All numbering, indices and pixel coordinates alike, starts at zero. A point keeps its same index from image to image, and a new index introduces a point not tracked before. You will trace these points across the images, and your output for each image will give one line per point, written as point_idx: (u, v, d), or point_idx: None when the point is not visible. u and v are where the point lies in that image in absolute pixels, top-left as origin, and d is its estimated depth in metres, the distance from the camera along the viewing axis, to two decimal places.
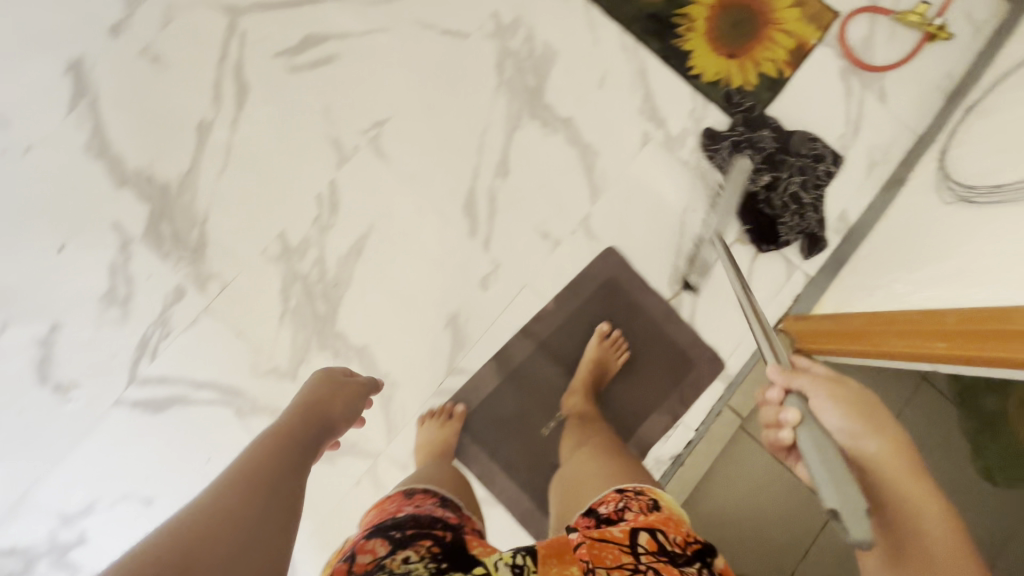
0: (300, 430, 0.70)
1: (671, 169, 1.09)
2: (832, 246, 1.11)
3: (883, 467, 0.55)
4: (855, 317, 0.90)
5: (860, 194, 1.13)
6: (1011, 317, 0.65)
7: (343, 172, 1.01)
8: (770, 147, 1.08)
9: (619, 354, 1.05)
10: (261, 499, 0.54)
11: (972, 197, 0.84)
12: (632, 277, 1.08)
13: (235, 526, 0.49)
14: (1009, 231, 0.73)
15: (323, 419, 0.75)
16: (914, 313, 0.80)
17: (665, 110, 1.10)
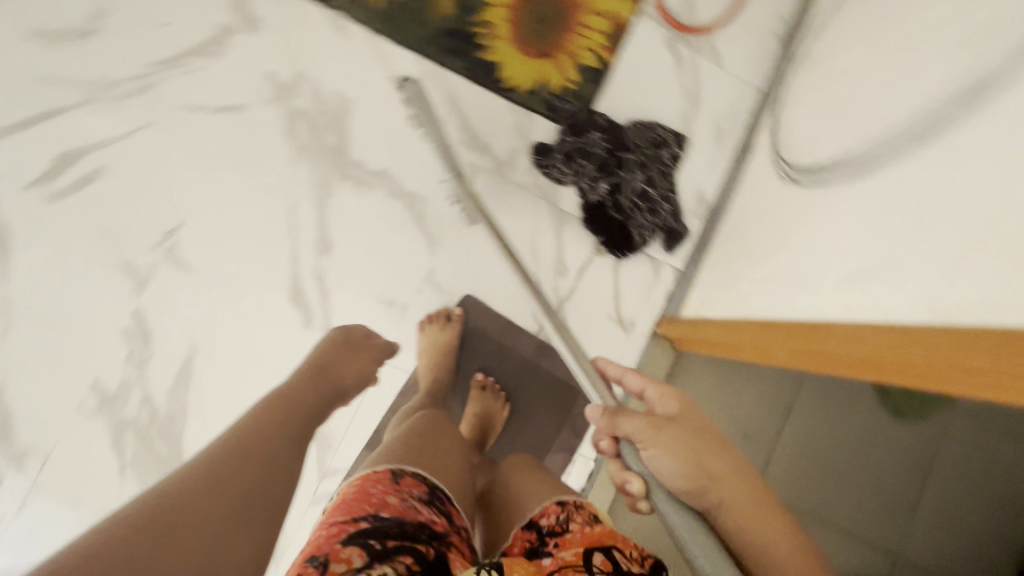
0: (304, 400, 0.75)
1: (509, 195, 1.02)
2: (696, 232, 1.05)
3: (721, 501, 0.53)
4: (711, 324, 0.86)
5: (714, 169, 1.06)
6: (834, 334, 0.60)
7: (145, 297, 0.91)
8: (602, 151, 1.01)
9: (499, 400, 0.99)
10: (258, 467, 0.58)
11: (801, 180, 0.79)
12: (494, 320, 1.01)
13: (235, 501, 0.53)
14: (830, 220, 0.68)
15: (329, 388, 0.81)
16: (755, 322, 0.76)
17: (487, 133, 1.01)
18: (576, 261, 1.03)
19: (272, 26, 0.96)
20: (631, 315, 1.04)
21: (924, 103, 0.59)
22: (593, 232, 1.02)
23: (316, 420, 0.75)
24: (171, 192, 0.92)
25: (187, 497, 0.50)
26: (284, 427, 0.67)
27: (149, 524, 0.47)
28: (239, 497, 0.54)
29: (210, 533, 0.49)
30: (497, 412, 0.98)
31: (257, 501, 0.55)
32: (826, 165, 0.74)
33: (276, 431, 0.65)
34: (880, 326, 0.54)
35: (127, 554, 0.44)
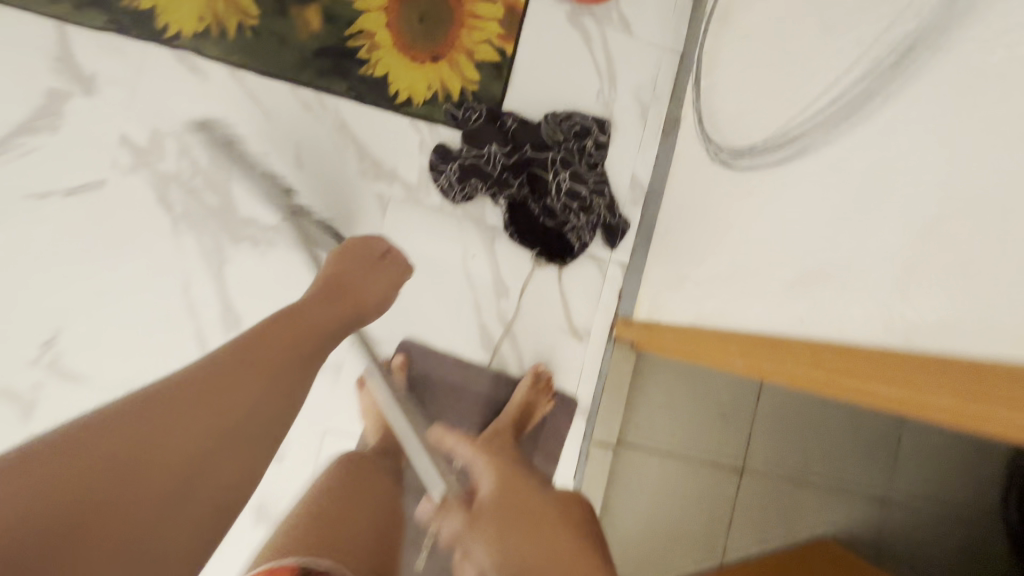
0: (303, 342, 0.72)
1: (428, 221, 0.92)
2: (637, 222, 0.97)
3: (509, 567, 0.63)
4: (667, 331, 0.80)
5: (644, 150, 0.98)
6: (785, 345, 0.55)
7: (36, 421, 0.79)
8: (518, 154, 0.92)
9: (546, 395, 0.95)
10: (251, 398, 0.63)
11: (731, 161, 0.72)
12: (438, 360, 0.93)
13: (222, 428, 0.60)
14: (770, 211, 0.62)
15: (351, 304, 0.80)
16: (713, 333, 0.68)
17: (389, 158, 0.91)
18: (516, 277, 0.95)
19: (112, 82, 0.82)
20: (585, 322, 0.97)
21: (853, 67, 0.52)
22: (520, 240, 0.94)
23: (309, 364, 0.72)
24: (37, 296, 0.80)
25: (152, 414, 0.56)
26: (289, 359, 0.69)
27: (130, 446, 0.54)
28: (201, 436, 0.58)
29: (159, 464, 0.54)
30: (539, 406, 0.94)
31: (231, 430, 0.61)
32: (756, 146, 0.66)
33: (281, 349, 0.69)
34: (835, 347, 0.48)
35: (72, 460, 0.51)
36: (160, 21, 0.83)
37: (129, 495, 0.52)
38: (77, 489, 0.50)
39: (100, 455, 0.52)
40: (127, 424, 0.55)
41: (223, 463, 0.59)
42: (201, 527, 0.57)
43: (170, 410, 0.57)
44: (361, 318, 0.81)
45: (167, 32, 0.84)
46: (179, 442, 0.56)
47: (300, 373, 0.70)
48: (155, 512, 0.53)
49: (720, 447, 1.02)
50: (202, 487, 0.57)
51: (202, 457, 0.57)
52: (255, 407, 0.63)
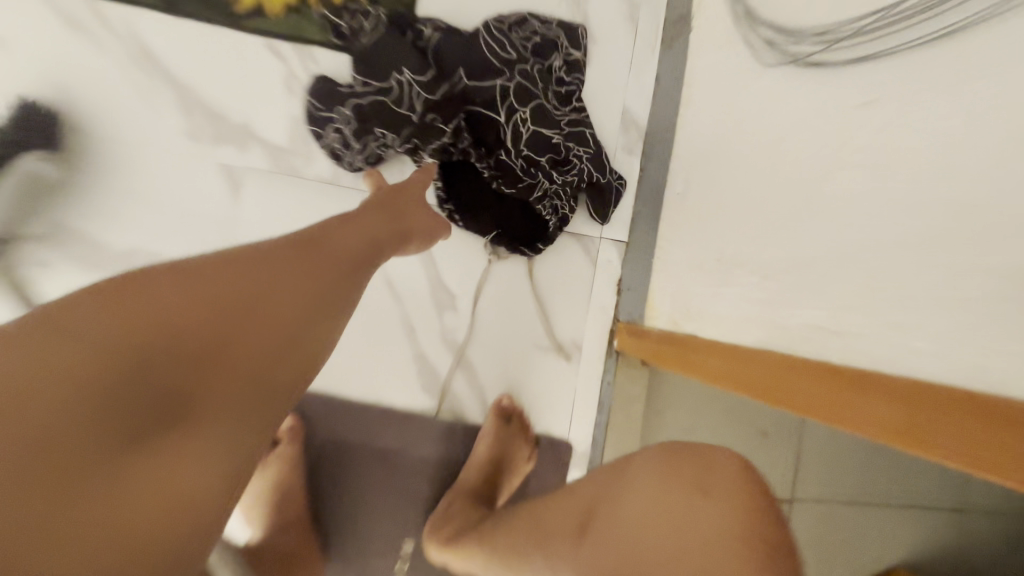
0: (335, 267, 0.45)
1: (311, 205, 0.58)
2: (637, 179, 0.65)
3: None
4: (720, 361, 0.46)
5: (637, 71, 0.65)
6: None
7: None
8: (452, 94, 0.56)
9: (519, 441, 0.64)
10: (309, 288, 0.42)
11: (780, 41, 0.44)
12: (348, 414, 0.62)
13: (284, 302, 0.40)
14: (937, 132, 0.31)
15: (400, 214, 0.53)
16: (784, 364, 0.39)
17: (236, 107, 0.56)
18: (463, 279, 0.63)
19: None
20: (571, 333, 0.66)
21: None
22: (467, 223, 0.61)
23: (344, 294, 0.45)
24: None
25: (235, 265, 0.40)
26: (327, 271, 0.44)
27: (194, 298, 0.36)
28: (308, 294, 0.42)
29: (271, 329, 0.38)
30: (508, 458, 0.63)
31: (321, 296, 0.43)
32: (868, 17, 0.34)
33: (317, 252, 0.44)
34: None
35: (135, 291, 0.35)
36: None
37: (205, 346, 0.35)
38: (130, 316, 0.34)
39: (157, 312, 0.34)
40: (185, 273, 0.38)
41: (319, 330, 0.42)
42: (238, 418, 0.35)
43: (240, 273, 0.39)
44: (379, 255, 0.50)
45: None
46: (223, 294, 0.37)
47: (362, 269, 0.47)
48: (229, 373, 0.35)
49: None
50: (244, 389, 0.36)
51: (274, 329, 0.39)
52: (300, 293, 0.41)
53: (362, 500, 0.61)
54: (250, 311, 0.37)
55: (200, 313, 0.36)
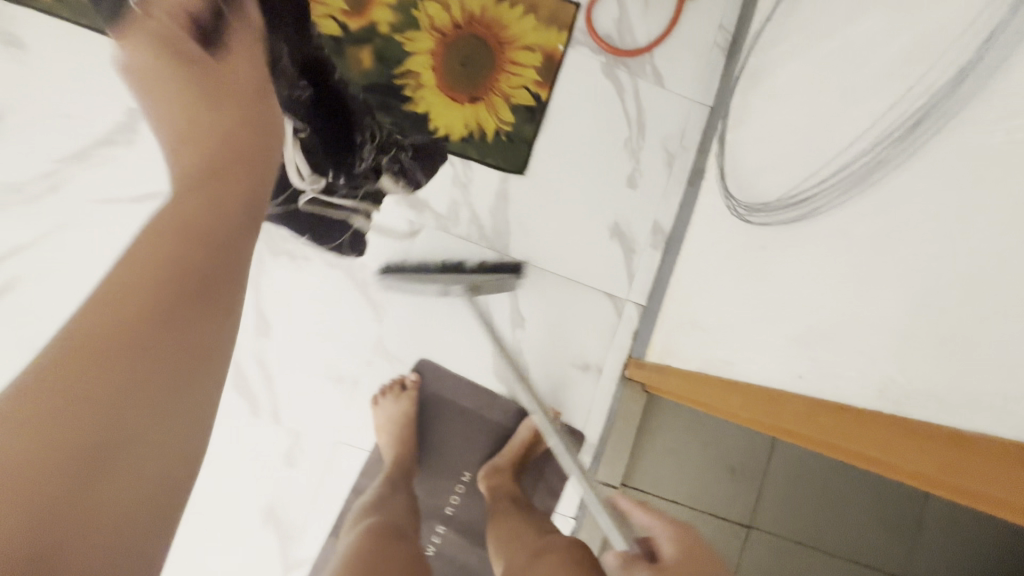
0: (218, 236, 0.71)
1: (454, 250, 0.96)
2: (654, 265, 0.99)
3: None
4: (676, 379, 0.79)
5: (666, 198, 1.00)
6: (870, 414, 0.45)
7: None
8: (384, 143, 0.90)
9: (552, 435, 0.95)
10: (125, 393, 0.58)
11: (747, 215, 0.74)
12: (454, 383, 0.96)
13: (145, 328, 0.61)
14: (791, 269, 0.62)
15: (249, 153, 0.74)
16: (715, 379, 0.70)
17: (423, 189, 0.96)
18: (532, 310, 0.98)
19: None
20: (597, 359, 0.98)
21: (866, 135, 0.54)
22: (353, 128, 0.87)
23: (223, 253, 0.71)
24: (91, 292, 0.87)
25: (117, 310, 0.60)
26: (171, 294, 0.64)
27: (93, 388, 0.56)
28: (162, 283, 0.64)
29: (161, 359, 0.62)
30: (541, 444, 0.95)
31: (127, 402, 0.58)
32: (773, 201, 0.68)
33: (202, 223, 0.69)
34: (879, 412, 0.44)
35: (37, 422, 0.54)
36: None
37: (104, 465, 0.56)
38: (63, 432, 0.54)
39: (69, 394, 0.55)
40: (48, 414, 0.54)
41: (221, 292, 0.70)
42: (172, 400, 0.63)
43: (119, 343, 0.59)
44: (254, 227, 0.76)
45: None
46: (117, 375, 0.58)
47: (226, 299, 0.71)
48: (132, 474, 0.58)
49: (725, 502, 0.99)
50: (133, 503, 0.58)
51: (173, 375, 0.63)
52: (159, 404, 0.61)
53: (449, 436, 0.95)
54: (122, 386, 0.58)
55: (60, 454, 0.54)
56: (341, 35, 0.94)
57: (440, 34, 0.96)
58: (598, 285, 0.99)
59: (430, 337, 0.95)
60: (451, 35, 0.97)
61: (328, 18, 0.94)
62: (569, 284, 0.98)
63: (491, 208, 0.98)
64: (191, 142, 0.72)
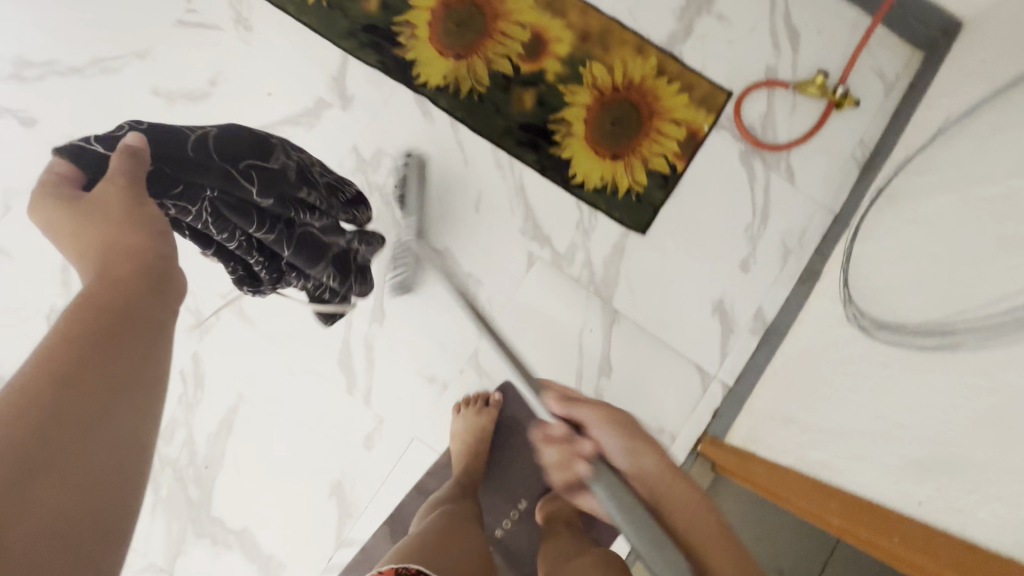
0: (124, 310, 0.48)
1: (563, 288, 1.02)
2: (749, 350, 1.01)
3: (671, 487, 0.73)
4: (758, 466, 0.82)
5: (775, 289, 1.03)
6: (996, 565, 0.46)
7: (207, 343, 0.95)
8: None
9: None
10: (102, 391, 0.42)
11: (870, 330, 0.76)
12: (533, 412, 0.99)
13: (77, 342, 0.44)
14: (921, 397, 0.63)
15: None
16: (809, 481, 0.72)
17: (550, 225, 1.03)
18: (623, 362, 1.01)
19: (363, 104, 1.02)
20: (674, 426, 1.00)
21: None
22: None
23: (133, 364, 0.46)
24: None
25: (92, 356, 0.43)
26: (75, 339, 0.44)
27: (70, 365, 0.42)
28: (120, 382, 0.44)
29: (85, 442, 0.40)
30: None
31: (51, 460, 0.38)
32: (908, 325, 0.70)
33: (94, 287, 0.49)
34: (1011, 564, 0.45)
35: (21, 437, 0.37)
36: (416, 69, 1.02)
37: (78, 456, 0.39)
38: (80, 438, 0.40)
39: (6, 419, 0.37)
40: (49, 452, 0.38)
41: (128, 341, 0.46)
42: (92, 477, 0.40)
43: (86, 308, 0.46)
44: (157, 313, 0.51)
45: (418, 79, 1.02)
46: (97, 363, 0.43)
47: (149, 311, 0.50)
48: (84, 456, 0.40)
49: None
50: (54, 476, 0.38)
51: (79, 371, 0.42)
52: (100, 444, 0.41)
53: (518, 457, 0.98)
54: (61, 451, 0.39)
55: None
56: (512, 74, 1.04)
57: (599, 92, 1.04)
58: (690, 355, 1.01)
59: (522, 363, 1.00)
60: (609, 96, 1.05)
61: (505, 57, 1.04)
62: (661, 347, 1.02)
63: (607, 258, 1.03)
64: (152, 233, 0.62)
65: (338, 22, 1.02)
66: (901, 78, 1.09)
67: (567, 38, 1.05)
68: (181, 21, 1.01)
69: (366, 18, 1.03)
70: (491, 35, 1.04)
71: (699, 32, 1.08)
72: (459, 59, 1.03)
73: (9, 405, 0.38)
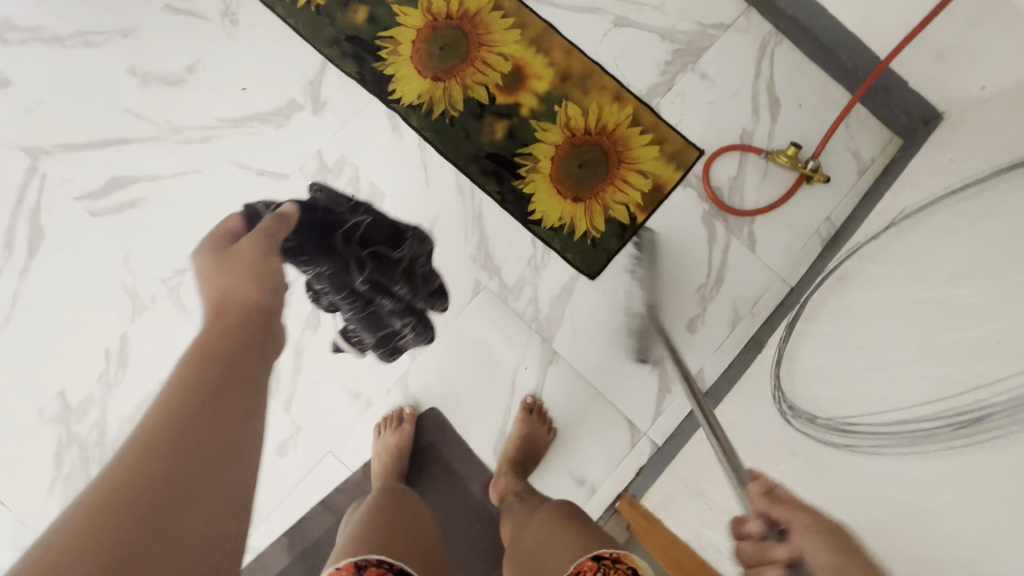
0: (184, 410, 0.62)
1: (506, 321, 1.01)
2: (682, 413, 0.99)
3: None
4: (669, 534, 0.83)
5: (718, 354, 1.01)
6: None
7: (136, 326, 0.94)
8: (374, 292, 0.99)
9: (544, 427, 0.97)
10: (168, 449, 0.56)
11: (790, 416, 0.76)
12: (455, 443, 0.97)
13: (177, 422, 0.59)
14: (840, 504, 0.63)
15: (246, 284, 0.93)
16: None
17: (501, 257, 1.02)
18: (554, 406, 0.99)
19: (335, 111, 1.02)
20: (595, 478, 0.98)
21: (931, 404, 0.58)
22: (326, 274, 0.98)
23: (202, 432, 0.61)
24: (191, 234, 0.97)
25: (195, 421, 0.61)
26: (170, 410, 0.61)
27: (149, 451, 0.55)
28: (210, 447, 0.60)
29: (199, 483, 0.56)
30: (537, 439, 0.96)
31: (183, 497, 0.54)
32: (819, 418, 0.71)
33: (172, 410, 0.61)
34: None
35: (127, 475, 0.53)
36: (392, 85, 1.03)
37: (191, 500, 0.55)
38: (181, 474, 0.55)
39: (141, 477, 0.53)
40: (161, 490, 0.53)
41: (229, 410, 0.66)
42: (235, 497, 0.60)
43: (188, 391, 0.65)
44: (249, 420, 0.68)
45: (393, 95, 1.03)
46: (189, 433, 0.59)
47: (230, 418, 0.65)
48: (209, 512, 0.56)
49: None
50: (196, 505, 0.55)
51: (176, 426, 0.59)
52: (212, 464, 0.59)
53: (432, 485, 0.96)
54: (153, 483, 0.53)
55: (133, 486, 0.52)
56: (486, 103, 1.04)
57: (570, 133, 1.05)
58: (621, 408, 0.99)
59: (452, 391, 0.98)
60: (579, 138, 1.05)
61: (483, 86, 1.04)
62: (595, 396, 1.00)
63: (553, 297, 1.02)
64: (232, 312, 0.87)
65: (323, 28, 1.04)
66: (877, 161, 1.09)
67: (547, 76, 1.06)
68: (170, 6, 1.02)
69: (351, 29, 1.04)
70: (472, 63, 1.05)
71: (680, 88, 1.08)
72: (437, 81, 1.04)
73: (144, 445, 0.56)
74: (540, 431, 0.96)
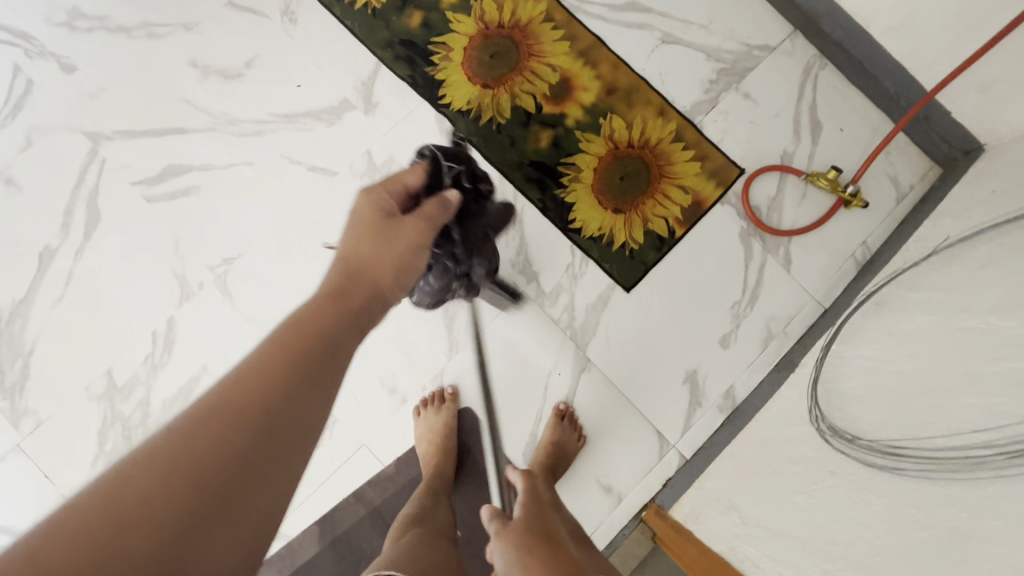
0: (290, 366, 0.44)
1: (543, 326, 1.02)
2: (711, 427, 1.00)
3: None
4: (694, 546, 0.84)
5: (750, 370, 1.02)
6: None
7: (182, 311, 0.97)
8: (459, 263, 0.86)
9: (575, 434, 0.97)
10: (238, 436, 0.39)
11: (829, 436, 0.77)
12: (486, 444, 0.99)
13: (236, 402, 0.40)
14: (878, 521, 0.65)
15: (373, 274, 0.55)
16: None
17: (540, 263, 1.04)
18: (585, 413, 1.01)
19: (385, 112, 1.05)
20: (622, 487, 0.98)
21: (981, 433, 0.59)
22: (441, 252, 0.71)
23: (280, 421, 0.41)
24: (241, 224, 1.00)
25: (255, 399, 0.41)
26: (271, 373, 0.43)
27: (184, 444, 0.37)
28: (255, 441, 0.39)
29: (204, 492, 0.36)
30: (567, 445, 0.96)
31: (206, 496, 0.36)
32: (861, 439, 0.72)
33: (269, 369, 0.43)
34: None
35: (216, 431, 0.38)
36: (443, 89, 1.06)
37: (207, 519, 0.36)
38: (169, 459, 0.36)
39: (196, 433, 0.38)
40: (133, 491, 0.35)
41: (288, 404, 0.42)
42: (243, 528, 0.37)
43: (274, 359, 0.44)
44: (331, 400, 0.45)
45: (442, 99, 1.05)
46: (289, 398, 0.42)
47: (315, 403, 0.43)
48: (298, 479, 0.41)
49: None
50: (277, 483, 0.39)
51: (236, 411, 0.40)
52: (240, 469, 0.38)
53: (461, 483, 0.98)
54: (157, 468, 0.36)
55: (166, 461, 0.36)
56: (533, 112, 1.06)
57: (613, 145, 1.07)
58: (651, 419, 1.00)
59: (486, 392, 1.00)
60: (622, 151, 1.07)
61: (530, 94, 1.07)
62: (626, 405, 1.01)
63: (589, 306, 1.03)
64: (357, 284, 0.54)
65: (378, 31, 1.06)
66: (915, 189, 1.09)
67: (594, 89, 1.08)
68: (232, 3, 1.05)
69: (406, 33, 1.07)
70: (521, 72, 1.07)
71: (724, 107, 1.10)
72: (486, 88, 1.06)
73: (192, 429, 0.38)
74: (571, 437, 0.96)
